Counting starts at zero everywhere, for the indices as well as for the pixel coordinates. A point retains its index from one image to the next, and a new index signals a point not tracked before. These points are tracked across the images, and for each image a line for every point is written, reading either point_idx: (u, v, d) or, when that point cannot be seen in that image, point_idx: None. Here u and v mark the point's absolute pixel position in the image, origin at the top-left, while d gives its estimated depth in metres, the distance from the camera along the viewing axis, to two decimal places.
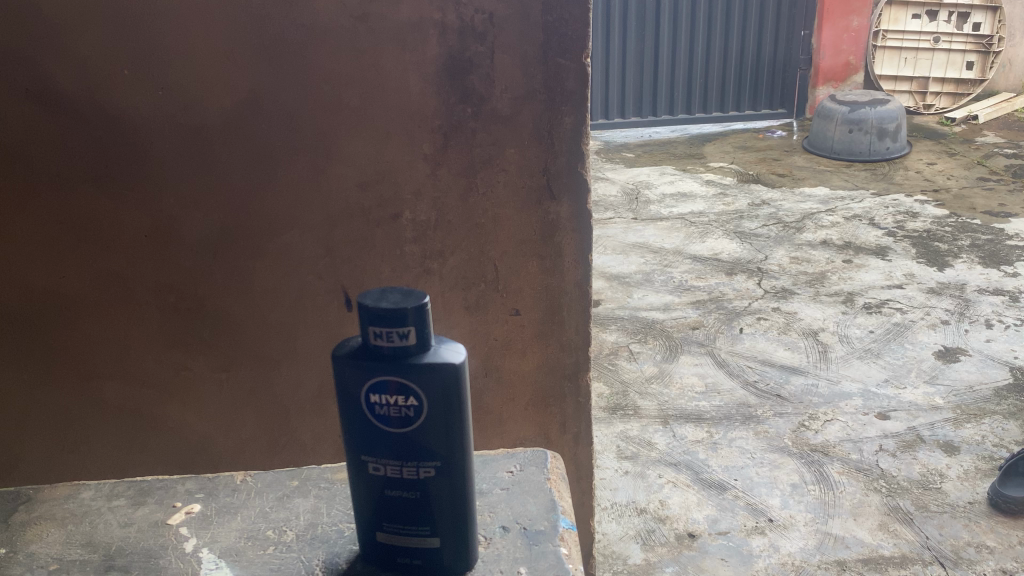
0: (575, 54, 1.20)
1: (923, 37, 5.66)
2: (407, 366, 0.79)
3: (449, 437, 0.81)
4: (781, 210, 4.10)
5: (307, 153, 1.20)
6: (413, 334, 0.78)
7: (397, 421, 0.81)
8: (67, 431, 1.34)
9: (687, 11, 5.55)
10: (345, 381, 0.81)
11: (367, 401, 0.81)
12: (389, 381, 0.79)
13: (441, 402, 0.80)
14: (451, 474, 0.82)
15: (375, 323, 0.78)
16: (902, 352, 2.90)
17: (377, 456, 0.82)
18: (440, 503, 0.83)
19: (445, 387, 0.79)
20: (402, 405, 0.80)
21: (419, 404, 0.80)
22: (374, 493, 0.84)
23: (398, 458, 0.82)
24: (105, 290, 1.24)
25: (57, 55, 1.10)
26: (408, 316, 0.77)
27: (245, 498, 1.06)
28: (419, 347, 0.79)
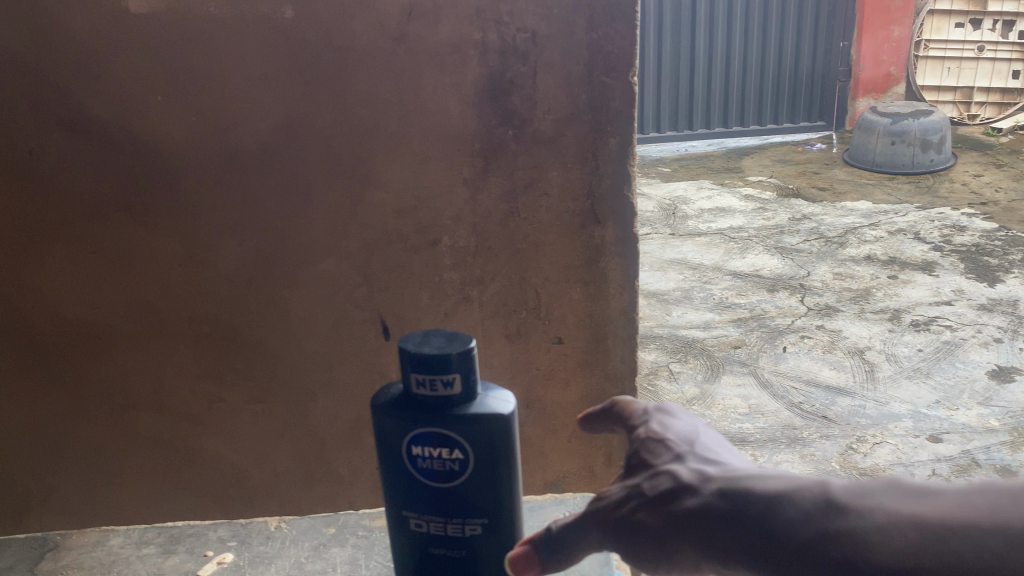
0: (622, 72, 1.16)
1: (966, 45, 5.50)
2: (452, 416, 0.78)
3: (496, 493, 0.82)
4: (823, 225, 3.98)
5: (344, 178, 1.16)
6: (458, 381, 0.78)
7: (441, 476, 0.81)
8: (100, 465, 1.30)
9: (723, 23, 5.47)
10: (387, 432, 0.81)
11: (410, 454, 0.81)
12: (433, 433, 0.79)
13: (488, 456, 0.80)
14: (496, 531, 0.83)
15: (419, 369, 0.77)
16: (954, 371, 2.65)
17: (421, 513, 0.83)
18: (487, 560, 0.84)
19: (493, 441, 0.79)
20: (446, 459, 0.80)
21: (465, 458, 0.80)
22: (417, 552, 0.84)
23: (442, 515, 0.82)
24: (138, 320, 1.22)
25: (90, 80, 1.08)
26: (454, 362, 0.77)
27: (277, 547, 1.31)
28: (466, 394, 0.79)
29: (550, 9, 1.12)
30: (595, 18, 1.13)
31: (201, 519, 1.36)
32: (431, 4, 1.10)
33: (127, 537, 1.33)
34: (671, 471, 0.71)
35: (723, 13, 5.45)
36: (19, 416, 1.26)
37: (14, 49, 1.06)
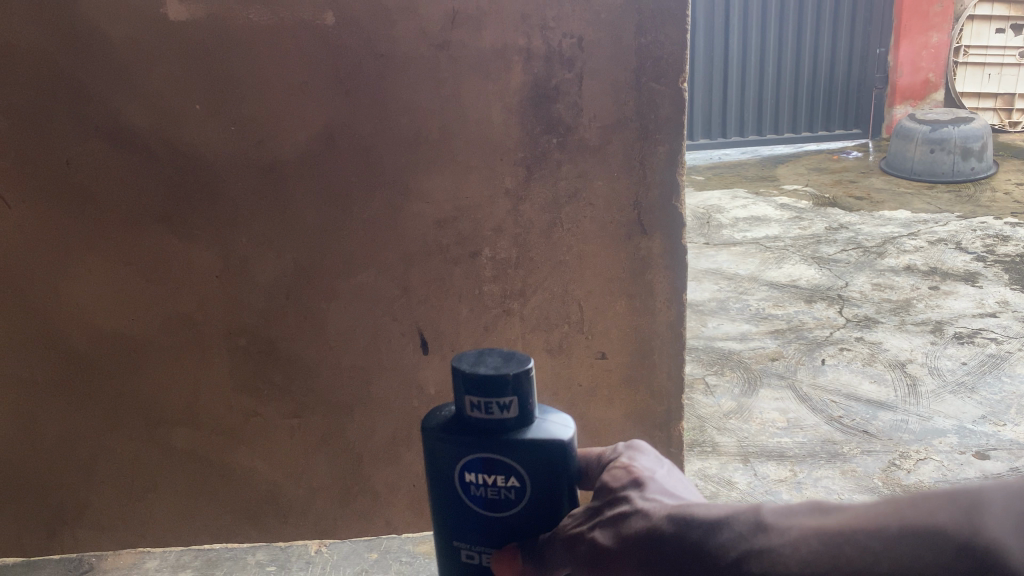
0: (670, 79, 1.12)
1: (1007, 52, 5.30)
2: (505, 442, 0.74)
3: (551, 527, 0.76)
4: (861, 234, 3.89)
5: (384, 189, 1.14)
6: (515, 404, 0.74)
7: (495, 505, 0.77)
8: (135, 480, 1.28)
9: (758, 27, 5.26)
10: (439, 457, 0.77)
11: (463, 481, 0.77)
12: (487, 459, 0.75)
13: (544, 487, 0.75)
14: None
15: (475, 391, 0.74)
16: (999, 386, 2.54)
17: (473, 543, 0.79)
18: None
19: (548, 470, 0.75)
20: (501, 487, 0.76)
21: (520, 487, 0.76)
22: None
23: (494, 545, 0.78)
24: (174, 334, 1.20)
25: (127, 89, 1.07)
26: (511, 383, 0.73)
27: (321, 570, 1.31)
28: (523, 418, 0.75)
29: (596, 14, 1.09)
30: (644, 23, 1.10)
31: (236, 537, 1.33)
32: (475, 9, 1.07)
33: (163, 560, 1.32)
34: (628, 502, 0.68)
35: (757, 17, 5.23)
36: (52, 431, 1.24)
37: (50, 58, 1.05)
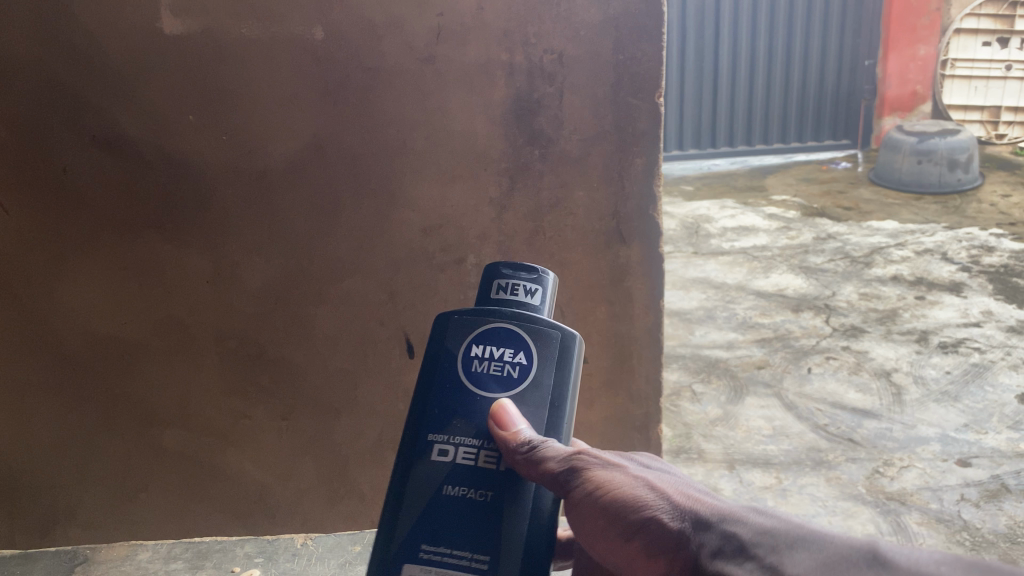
0: (647, 93, 1.17)
1: (993, 64, 5.25)
2: (523, 321, 0.75)
3: (548, 423, 0.73)
4: (848, 244, 3.94)
5: (372, 198, 1.18)
6: (539, 294, 0.76)
7: (494, 385, 0.74)
8: (126, 480, 1.31)
9: (747, 40, 5.33)
10: (448, 334, 0.76)
11: (466, 355, 0.75)
12: (500, 331, 0.75)
13: (553, 371, 0.74)
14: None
15: (504, 272, 0.76)
16: (982, 395, 2.58)
17: (453, 433, 0.72)
18: (515, 513, 0.70)
19: (560, 356, 0.75)
20: (506, 363, 0.74)
21: (526, 365, 0.74)
22: (432, 490, 0.71)
23: (480, 436, 0.72)
24: (166, 338, 1.23)
25: (122, 101, 1.10)
26: (541, 273, 0.77)
27: (305, 562, 1.32)
28: (541, 314, 0.76)
29: (576, 31, 1.13)
30: (622, 40, 1.14)
31: (226, 533, 1.36)
32: (460, 25, 1.11)
33: (155, 552, 1.34)
34: (688, 488, 0.67)
35: (747, 30, 5.30)
36: (45, 434, 1.27)
37: (48, 71, 1.08)
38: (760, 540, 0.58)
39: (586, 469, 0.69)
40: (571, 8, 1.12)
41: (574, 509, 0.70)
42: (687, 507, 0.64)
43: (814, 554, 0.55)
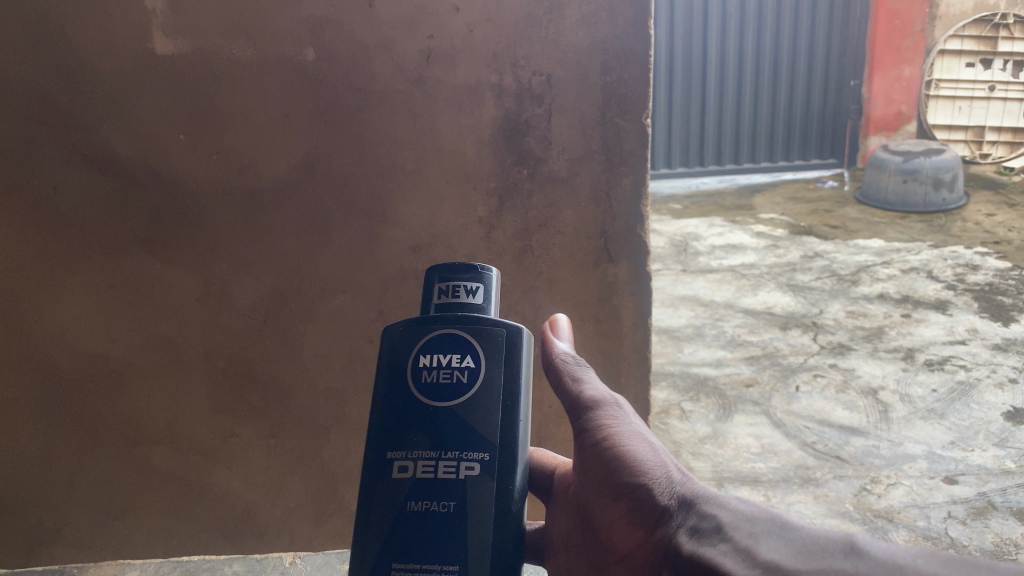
0: (634, 114, 1.18)
1: (977, 85, 5.15)
2: (470, 323, 0.74)
3: (502, 422, 0.72)
4: (835, 262, 3.97)
5: (362, 217, 1.18)
6: (481, 292, 0.76)
7: (447, 394, 0.72)
8: (113, 499, 1.30)
9: (734, 60, 5.39)
10: (395, 347, 0.75)
11: (416, 366, 0.74)
12: (444, 337, 0.74)
13: (501, 367, 0.74)
14: (497, 474, 0.71)
15: (445, 276, 0.76)
16: (969, 413, 2.60)
17: (411, 448, 0.71)
18: (480, 519, 0.69)
19: (506, 351, 0.74)
20: (454, 369, 0.73)
21: (474, 368, 0.73)
22: (395, 508, 0.70)
23: (436, 446, 0.71)
24: (155, 356, 1.23)
25: (115, 120, 1.11)
26: (482, 270, 0.76)
27: None
28: (486, 313, 0.76)
29: (565, 53, 1.14)
30: (609, 62, 1.16)
31: (216, 551, 1.35)
32: (449, 47, 1.13)
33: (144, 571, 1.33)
34: (681, 467, 0.77)
35: (734, 50, 5.37)
36: (34, 450, 1.26)
37: (42, 91, 1.09)
38: (739, 522, 0.66)
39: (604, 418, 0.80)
40: (559, 31, 1.13)
41: (582, 452, 0.82)
42: (680, 486, 0.74)
43: (789, 541, 0.61)
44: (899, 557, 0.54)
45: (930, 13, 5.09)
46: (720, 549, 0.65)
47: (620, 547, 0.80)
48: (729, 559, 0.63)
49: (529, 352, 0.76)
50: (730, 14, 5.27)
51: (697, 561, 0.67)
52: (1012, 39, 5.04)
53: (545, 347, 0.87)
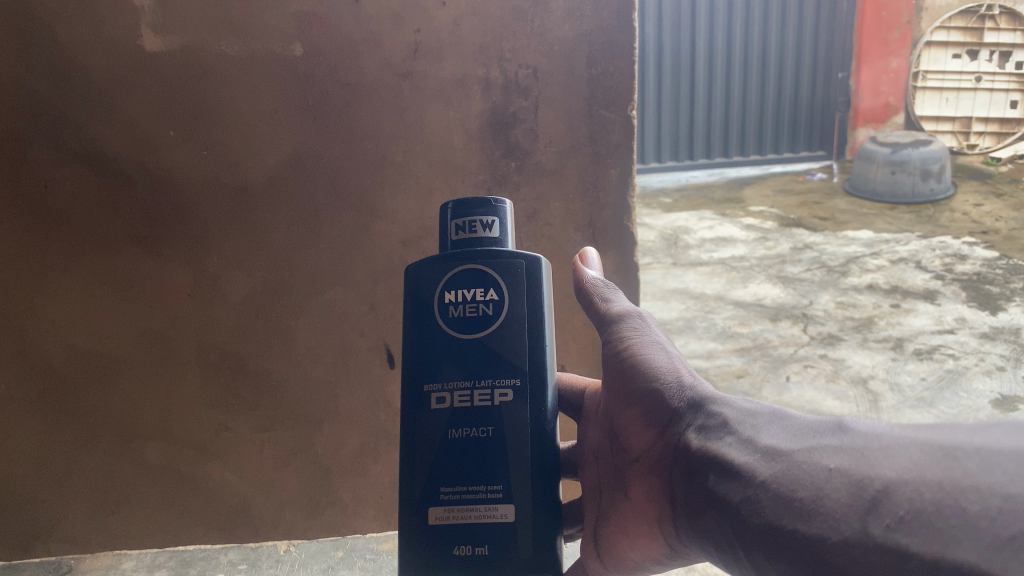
0: (620, 106, 1.20)
1: (964, 75, 5.22)
2: (489, 254, 0.78)
3: (529, 348, 0.77)
4: (824, 254, 3.98)
5: (351, 211, 1.20)
6: (497, 226, 0.79)
7: (475, 325, 0.77)
8: (107, 494, 1.31)
9: (723, 53, 5.40)
10: (419, 284, 0.79)
11: (442, 302, 0.78)
12: (467, 274, 0.78)
13: (525, 296, 0.77)
14: (530, 399, 0.76)
15: (462, 213, 0.79)
16: (957, 401, 2.62)
17: (446, 379, 0.76)
18: (518, 443, 0.75)
19: (528, 282, 0.78)
20: (479, 302, 0.77)
21: (499, 301, 0.77)
22: (438, 435, 0.76)
23: (472, 377, 0.76)
24: (147, 350, 1.24)
25: (104, 117, 1.12)
26: (496, 204, 0.79)
27: (288, 567, 1.29)
28: (503, 245, 0.79)
29: (550, 46, 1.16)
30: (595, 54, 1.17)
31: (208, 541, 1.34)
32: (436, 41, 1.14)
33: (139, 561, 1.32)
34: (694, 375, 0.83)
35: (723, 43, 5.37)
36: (29, 446, 1.27)
37: (31, 87, 1.10)
38: (742, 418, 0.73)
39: (629, 332, 0.86)
40: (545, 24, 1.15)
41: (608, 363, 0.88)
42: (691, 390, 0.80)
43: (786, 428, 0.69)
44: (881, 429, 0.61)
45: (917, 5, 5.14)
46: (724, 440, 0.72)
47: (632, 451, 0.86)
48: (732, 448, 0.70)
49: (548, 279, 0.80)
50: (717, 9, 5.27)
51: (702, 451, 0.73)
52: (997, 30, 5.13)
53: (575, 275, 0.94)
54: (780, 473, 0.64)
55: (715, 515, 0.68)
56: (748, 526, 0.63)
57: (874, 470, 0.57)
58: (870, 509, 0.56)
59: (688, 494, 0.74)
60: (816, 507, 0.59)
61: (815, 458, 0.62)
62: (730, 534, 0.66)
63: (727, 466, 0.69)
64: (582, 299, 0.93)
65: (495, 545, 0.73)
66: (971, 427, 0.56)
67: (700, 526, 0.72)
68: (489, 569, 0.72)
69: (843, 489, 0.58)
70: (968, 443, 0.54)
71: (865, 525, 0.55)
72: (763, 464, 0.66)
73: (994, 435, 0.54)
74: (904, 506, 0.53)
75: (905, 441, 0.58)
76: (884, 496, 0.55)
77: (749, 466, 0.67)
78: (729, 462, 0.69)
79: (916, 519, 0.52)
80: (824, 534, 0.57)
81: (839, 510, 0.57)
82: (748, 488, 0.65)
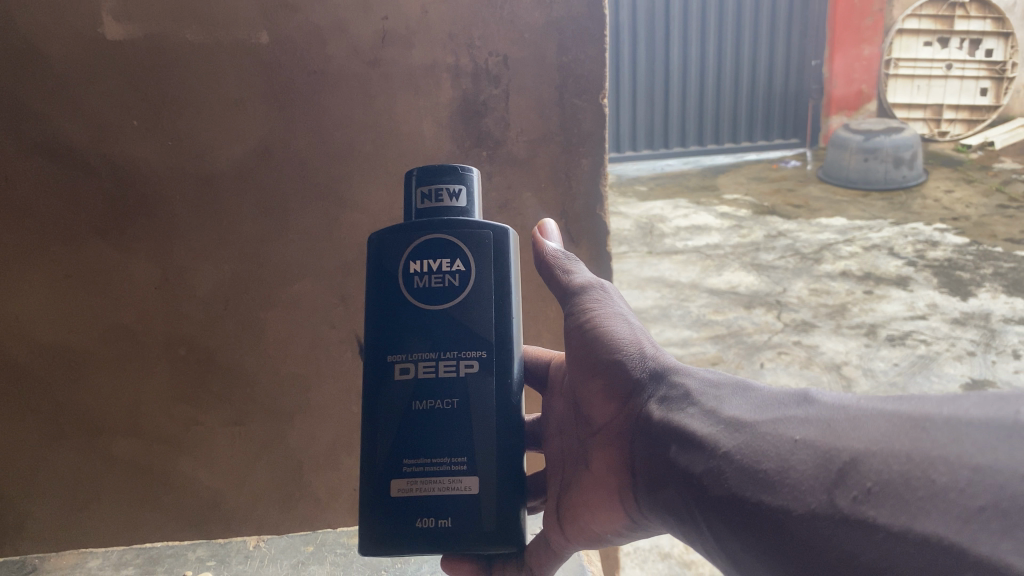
0: (592, 95, 1.20)
1: (935, 63, 5.23)
2: (455, 223, 0.81)
3: (494, 319, 0.80)
4: (798, 241, 4.01)
5: (320, 201, 1.18)
6: (464, 195, 0.82)
7: (440, 295, 0.80)
8: (76, 490, 1.28)
9: (697, 40, 5.40)
10: (384, 254, 0.81)
11: (408, 272, 0.80)
12: (434, 243, 0.80)
13: (492, 268, 0.80)
14: (495, 370, 0.79)
15: (428, 180, 0.82)
16: (929, 386, 2.65)
17: (411, 350, 0.79)
18: (482, 414, 0.78)
19: (495, 254, 0.81)
20: (445, 273, 0.80)
21: (464, 271, 0.80)
22: (402, 407, 0.78)
23: (438, 348, 0.79)
24: (114, 344, 1.21)
25: (65, 107, 1.09)
26: (463, 173, 0.82)
27: (257, 564, 1.24)
28: (469, 214, 0.82)
29: (520, 33, 1.15)
30: (565, 42, 1.16)
31: (180, 537, 1.32)
32: (404, 28, 1.13)
33: (105, 559, 1.27)
34: (657, 347, 0.83)
35: (697, 32, 5.38)
36: None
37: None
38: (705, 389, 0.73)
39: (591, 302, 0.86)
40: (514, 11, 1.14)
41: (569, 335, 0.87)
42: (653, 362, 0.80)
43: (750, 400, 0.69)
44: (843, 399, 0.61)
45: None
46: (687, 411, 0.72)
47: (595, 423, 0.86)
48: (695, 419, 0.70)
49: (515, 253, 0.83)
50: None
51: (666, 422, 0.73)
52: (967, 18, 5.18)
53: (535, 249, 0.93)
54: (745, 445, 0.63)
55: (679, 487, 0.68)
56: (711, 497, 0.64)
57: (839, 441, 0.57)
58: (837, 481, 0.55)
59: (650, 466, 0.74)
60: (780, 480, 0.59)
61: (780, 429, 0.62)
62: (694, 506, 0.66)
63: (692, 439, 0.69)
64: (544, 271, 0.93)
65: (457, 515, 0.76)
66: (940, 396, 0.54)
67: (663, 498, 0.72)
68: (452, 540, 0.75)
69: (809, 461, 0.58)
70: (937, 413, 0.53)
71: (833, 497, 0.54)
72: (727, 436, 0.66)
73: (963, 403, 0.52)
74: (872, 478, 0.52)
75: (871, 411, 0.57)
76: (850, 468, 0.54)
77: (714, 438, 0.67)
78: (694, 434, 0.69)
79: (884, 490, 0.51)
80: (789, 507, 0.57)
81: (805, 482, 0.57)
82: (712, 460, 0.65)
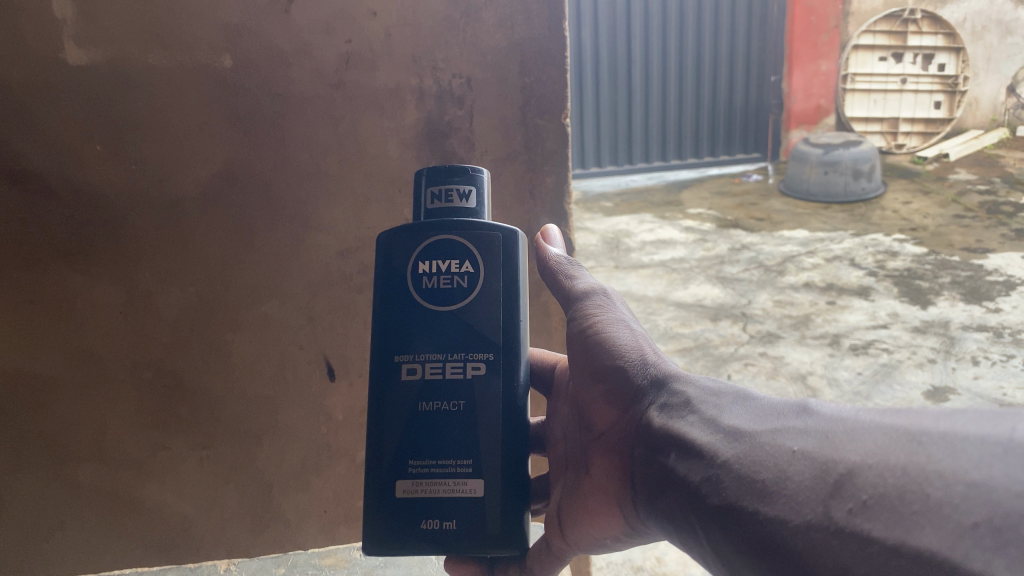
0: (553, 115, 1.22)
1: (890, 78, 5.45)
2: (466, 224, 0.86)
3: (502, 324, 0.85)
4: (762, 254, 4.07)
5: (285, 224, 1.18)
6: (474, 195, 0.87)
7: (448, 295, 0.85)
8: (39, 519, 1.26)
9: (659, 57, 5.46)
10: (393, 253, 0.86)
11: (417, 271, 0.85)
12: (443, 245, 0.85)
13: (501, 270, 0.86)
14: (502, 373, 0.84)
15: (438, 181, 0.87)
16: (892, 394, 2.70)
17: (418, 352, 0.84)
18: (487, 416, 0.83)
19: (504, 254, 0.86)
20: (454, 274, 0.85)
21: (473, 273, 0.85)
22: (409, 407, 0.83)
23: (447, 350, 0.84)
24: (78, 371, 1.20)
25: (26, 131, 1.09)
26: (473, 175, 0.87)
27: None
28: (479, 214, 0.87)
29: (483, 56, 1.17)
30: (527, 63, 1.19)
31: (146, 564, 1.31)
32: (368, 51, 1.14)
33: None
34: (659, 354, 0.85)
35: (658, 49, 5.43)
36: None
37: None
38: (705, 397, 0.76)
39: (594, 309, 0.88)
40: (477, 34, 1.16)
41: (572, 340, 0.89)
42: (654, 368, 0.82)
43: (751, 409, 0.71)
44: (844, 411, 0.63)
45: (844, 11, 5.36)
46: (687, 419, 0.74)
47: (597, 428, 0.88)
48: (694, 428, 0.72)
49: (523, 254, 0.88)
50: (652, 14, 5.33)
51: (667, 430, 0.75)
52: (920, 34, 5.39)
53: (538, 253, 0.96)
54: (744, 454, 0.65)
55: (677, 494, 0.70)
56: (708, 504, 0.66)
57: (838, 454, 0.59)
58: (834, 492, 0.56)
59: (650, 473, 0.76)
60: (777, 489, 0.61)
61: (778, 440, 0.64)
62: (691, 515, 0.68)
63: (691, 447, 0.71)
64: (547, 275, 0.96)
65: (461, 518, 0.81)
66: (937, 412, 0.57)
67: (661, 505, 0.73)
68: (453, 542, 0.81)
69: (807, 471, 0.60)
70: (934, 428, 0.55)
71: (828, 509, 0.56)
72: (726, 445, 0.68)
73: (959, 420, 0.54)
74: (868, 490, 0.54)
75: (870, 423, 0.60)
76: (847, 479, 0.56)
77: (712, 446, 0.69)
78: (693, 442, 0.71)
79: (880, 503, 0.53)
80: (786, 517, 0.58)
81: (802, 494, 0.59)
82: (710, 469, 0.67)
